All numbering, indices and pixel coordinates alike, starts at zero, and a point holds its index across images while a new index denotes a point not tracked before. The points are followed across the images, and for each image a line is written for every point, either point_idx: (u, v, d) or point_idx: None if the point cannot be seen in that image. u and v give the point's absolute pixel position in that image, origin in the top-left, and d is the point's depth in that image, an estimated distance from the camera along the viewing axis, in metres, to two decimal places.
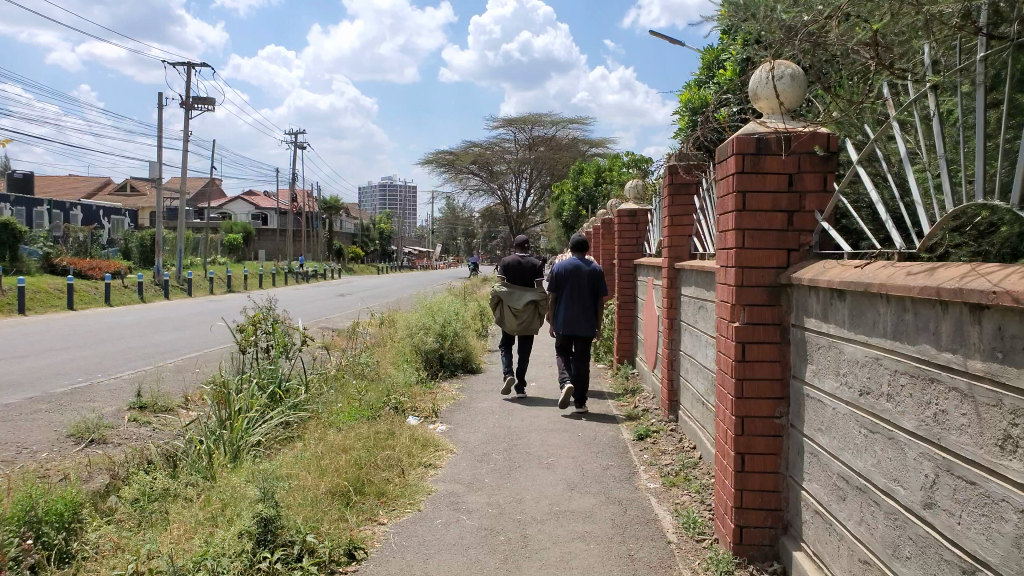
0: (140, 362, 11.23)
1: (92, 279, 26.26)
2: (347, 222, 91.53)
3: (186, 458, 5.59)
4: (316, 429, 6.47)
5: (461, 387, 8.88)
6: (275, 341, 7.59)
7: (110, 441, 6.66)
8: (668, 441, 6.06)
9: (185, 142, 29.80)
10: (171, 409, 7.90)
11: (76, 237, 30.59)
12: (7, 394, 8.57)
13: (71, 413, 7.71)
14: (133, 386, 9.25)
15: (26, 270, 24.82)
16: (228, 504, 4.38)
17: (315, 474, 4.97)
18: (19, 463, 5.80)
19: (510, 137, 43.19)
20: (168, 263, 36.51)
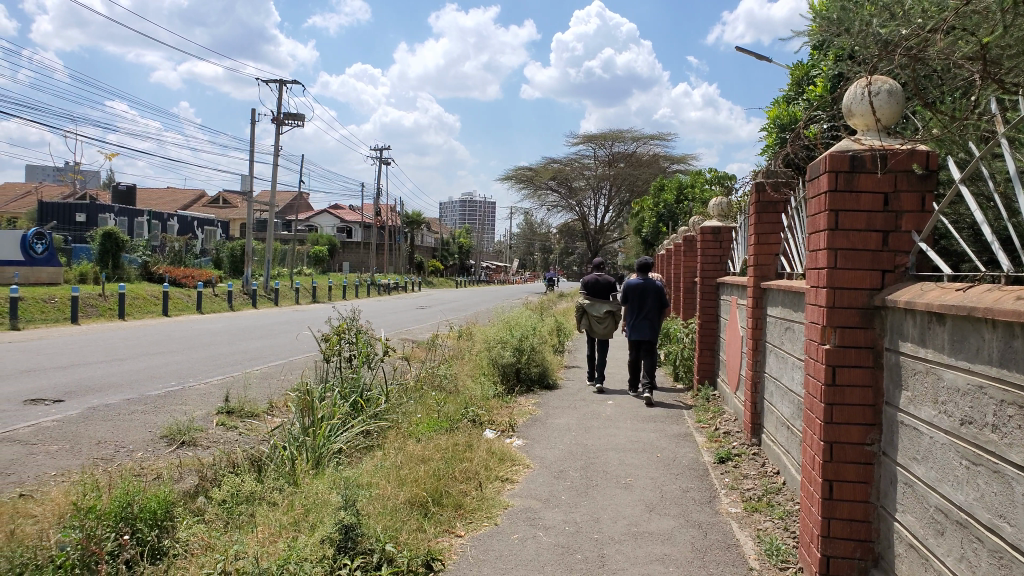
0: (229, 368, 11.69)
1: (186, 286, 27.61)
2: (428, 236, 93.23)
3: (272, 462, 5.79)
4: (396, 438, 6.57)
5: (538, 402, 8.87)
6: (358, 351, 7.76)
7: (199, 443, 6.94)
8: (750, 465, 5.89)
9: (275, 158, 31.04)
10: (257, 414, 8.19)
11: (173, 247, 32.17)
12: (106, 395, 9.08)
13: (165, 414, 8.10)
14: (222, 391, 9.63)
15: (127, 277, 26.29)
16: (310, 510, 4.49)
17: (394, 484, 5.06)
18: (117, 461, 6.12)
19: (589, 153, 43.13)
20: (257, 274, 38.05)
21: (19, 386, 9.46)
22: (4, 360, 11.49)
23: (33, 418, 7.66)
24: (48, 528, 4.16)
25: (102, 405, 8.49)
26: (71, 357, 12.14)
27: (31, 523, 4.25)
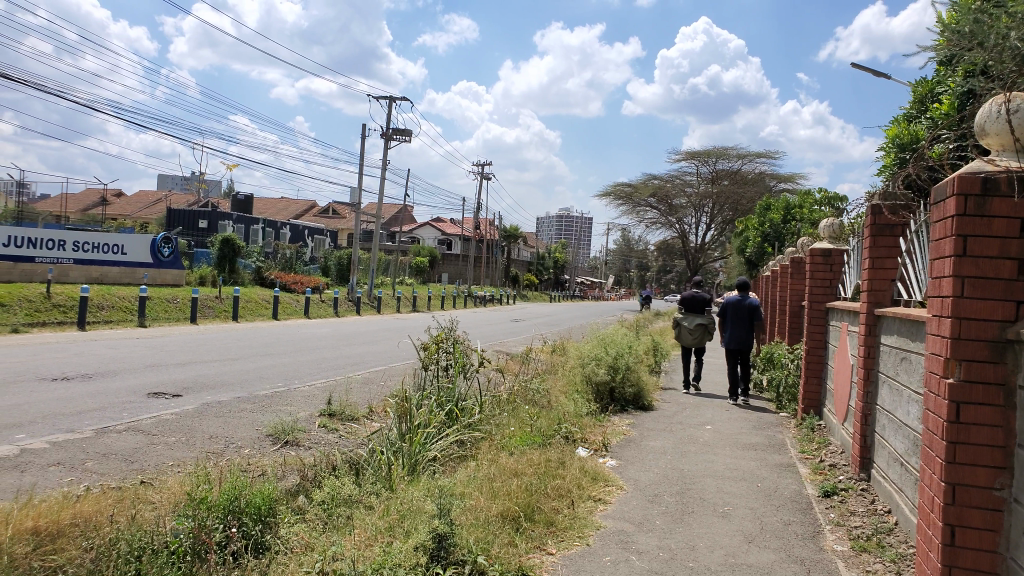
0: (333, 372, 12.10)
1: (295, 291, 28.86)
2: (524, 250, 93.90)
3: (370, 467, 5.93)
4: (489, 450, 6.60)
5: (633, 423, 8.71)
6: (454, 361, 7.85)
7: (302, 443, 7.20)
8: (858, 501, 5.58)
9: (382, 171, 32.10)
10: (356, 418, 8.41)
11: (284, 254, 33.69)
12: (219, 392, 9.56)
13: (271, 414, 8.46)
14: (324, 394, 9.97)
15: (242, 282, 27.73)
16: (405, 516, 4.55)
17: (487, 497, 5.08)
18: (226, 456, 6.42)
19: (692, 170, 42.33)
20: (360, 282, 39.34)
21: (142, 379, 10.10)
22: (130, 354, 12.31)
23: (155, 411, 8.16)
24: (164, 515, 4.39)
25: (215, 402, 8.95)
26: (189, 355, 12.88)
27: (149, 509, 4.51)
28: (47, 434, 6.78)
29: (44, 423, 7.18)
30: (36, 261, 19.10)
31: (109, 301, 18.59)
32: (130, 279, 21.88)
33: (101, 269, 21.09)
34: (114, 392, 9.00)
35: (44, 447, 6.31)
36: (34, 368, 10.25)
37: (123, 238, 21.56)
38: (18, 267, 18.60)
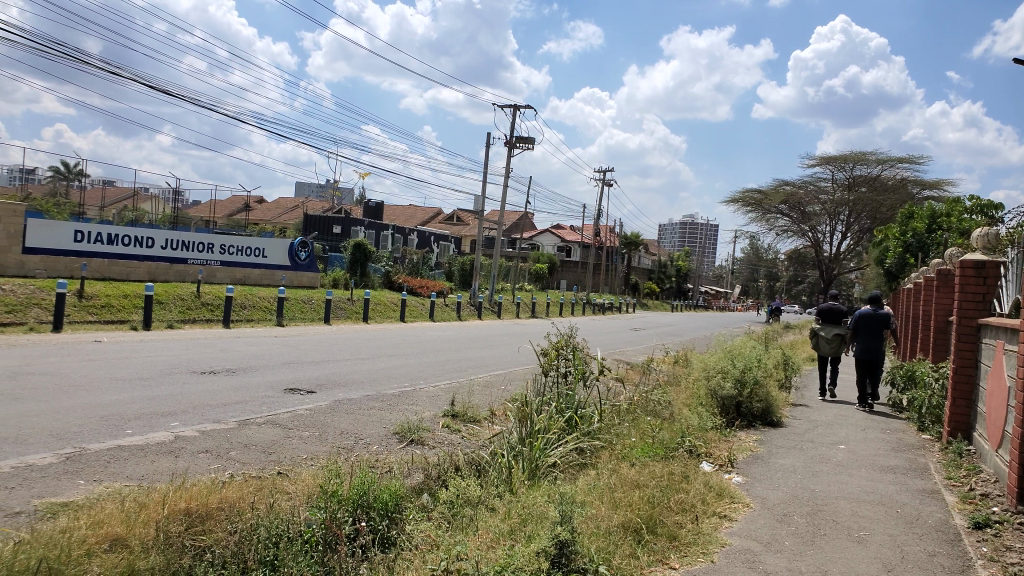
0: (456, 374, 12.37)
1: (421, 295, 29.75)
2: (646, 258, 92.49)
3: (491, 469, 6.00)
4: (610, 459, 6.54)
5: (760, 439, 8.38)
6: (574, 367, 7.80)
7: (427, 442, 7.41)
8: (1015, 536, 5.10)
9: (506, 178, 32.56)
10: (478, 420, 8.56)
11: (412, 259, 34.81)
12: (350, 390, 10.00)
13: (398, 412, 8.75)
14: (448, 396, 10.21)
15: (372, 285, 28.90)
16: (528, 520, 4.58)
17: (608, 506, 5.04)
18: (356, 452, 6.70)
19: (826, 175, 40.33)
20: (483, 287, 40.07)
21: (281, 375, 10.72)
22: (270, 352, 13.08)
23: (292, 405, 8.63)
24: (298, 505, 4.63)
25: (346, 399, 9.36)
26: (322, 354, 13.54)
27: (285, 499, 4.76)
28: (197, 423, 7.31)
29: (194, 413, 7.75)
30: (188, 262, 20.63)
31: (251, 302, 19.87)
32: (269, 281, 23.28)
33: (245, 270, 22.54)
34: (256, 387, 9.60)
35: (194, 434, 6.81)
36: (187, 361, 11.09)
37: (264, 242, 22.94)
38: (173, 267, 20.18)
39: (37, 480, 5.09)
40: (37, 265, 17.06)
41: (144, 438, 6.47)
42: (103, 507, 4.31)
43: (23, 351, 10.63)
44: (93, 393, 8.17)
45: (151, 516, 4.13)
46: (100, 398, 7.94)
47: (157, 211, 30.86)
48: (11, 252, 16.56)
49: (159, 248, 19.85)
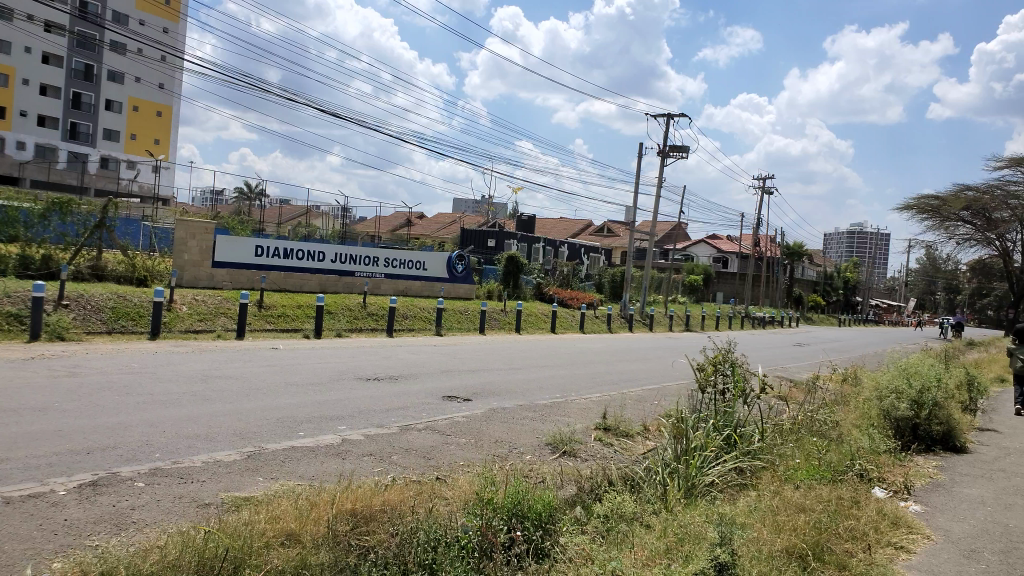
0: (609, 387, 12.26)
1: (572, 307, 29.82)
2: (810, 269, 87.57)
3: (646, 484, 5.87)
4: (772, 481, 6.20)
5: (941, 466, 7.65)
6: (733, 384, 7.40)
7: (579, 454, 7.39)
8: None
9: (659, 189, 32.03)
10: (631, 434, 8.42)
11: (563, 270, 35.04)
12: (504, 399, 10.18)
13: (551, 423, 8.80)
14: (601, 408, 10.14)
15: (524, 296, 29.43)
16: (684, 540, 4.44)
17: (770, 530, 4.78)
18: (510, 461, 6.79)
19: (1018, 178, 36.35)
20: (634, 299, 39.67)
21: (439, 383, 11.09)
22: (429, 360, 13.60)
23: (449, 413, 8.91)
24: (456, 511, 4.76)
25: (500, 408, 9.53)
26: (479, 363, 13.90)
27: (443, 504, 4.91)
28: (362, 426, 7.71)
29: (359, 417, 8.16)
30: (355, 275, 21.89)
31: (412, 312, 20.80)
32: (428, 292, 24.22)
33: (407, 282, 23.58)
34: (416, 394, 9.99)
35: (360, 438, 7.17)
36: (353, 368, 11.76)
37: (424, 255, 23.90)
38: (341, 280, 21.50)
39: (223, 475, 5.56)
40: (225, 278, 18.72)
41: (315, 440, 6.90)
42: (281, 504, 4.63)
43: (213, 356, 11.67)
44: (271, 396, 8.82)
45: (322, 515, 4.37)
46: (276, 401, 8.56)
47: (328, 227, 33.05)
48: (203, 266, 18.29)
49: (329, 262, 21.20)
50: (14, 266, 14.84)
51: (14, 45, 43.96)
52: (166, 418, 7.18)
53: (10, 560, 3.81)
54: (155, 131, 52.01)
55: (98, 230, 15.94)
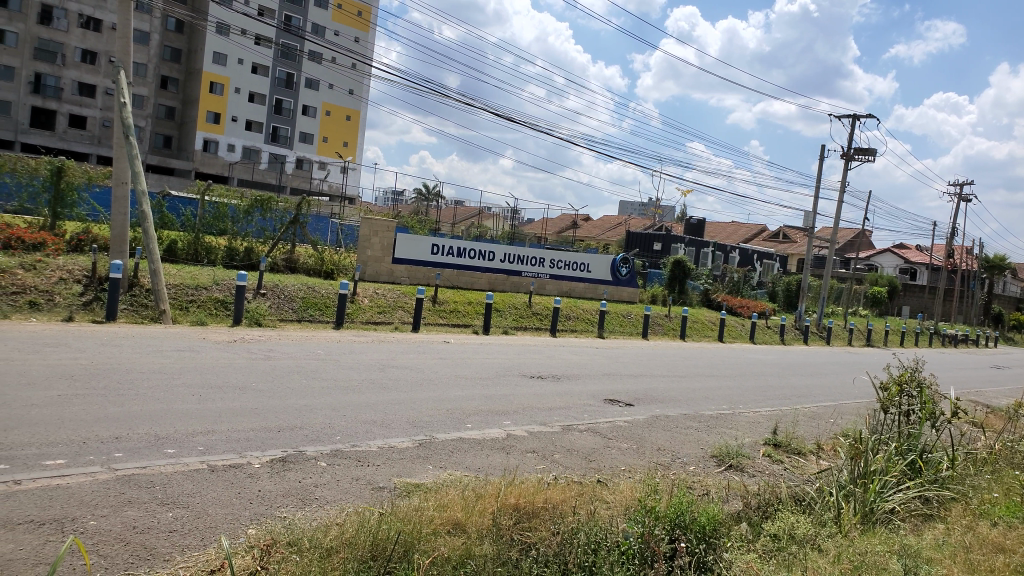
0: (779, 402, 11.60)
1: (742, 315, 28.60)
2: (1015, 285, 78.68)
3: (818, 506, 5.48)
4: (966, 516, 5.59)
5: None
6: (921, 406, 6.70)
7: (746, 469, 7.08)
8: None
9: (841, 193, 30.08)
10: (803, 453, 7.95)
11: (733, 277, 33.76)
12: (668, 406, 9.96)
13: (717, 435, 8.49)
14: (770, 424, 9.62)
15: (690, 302, 28.69)
16: (863, 569, 4.13)
17: (964, 568, 4.33)
18: (672, 470, 6.64)
19: None
20: (810, 309, 37.49)
21: (602, 386, 11.03)
22: (591, 362, 13.57)
23: (611, 416, 8.83)
24: (616, 516, 4.70)
25: (663, 415, 9.31)
26: (641, 368, 13.67)
27: (603, 507, 4.86)
28: (526, 423, 7.82)
29: (523, 414, 8.29)
30: (522, 275, 22.31)
31: (575, 313, 20.92)
32: (593, 295, 24.18)
33: (572, 284, 23.70)
34: (578, 395, 9.99)
35: (524, 434, 7.28)
36: (518, 365, 11.99)
37: (589, 257, 23.91)
38: (508, 279, 21.97)
39: (396, 461, 5.84)
40: (402, 274, 19.71)
41: (481, 433, 7.08)
42: (448, 493, 4.79)
43: (389, 347, 12.35)
44: (441, 388, 9.18)
45: (487, 507, 4.48)
46: (445, 393, 8.88)
47: (497, 228, 33.93)
48: (383, 262, 19.40)
49: (498, 262, 21.73)
50: (222, 256, 16.51)
51: (230, 58, 48.87)
52: (346, 403, 7.67)
53: (214, 522, 4.22)
54: (345, 135, 55.28)
55: (293, 226, 17.40)
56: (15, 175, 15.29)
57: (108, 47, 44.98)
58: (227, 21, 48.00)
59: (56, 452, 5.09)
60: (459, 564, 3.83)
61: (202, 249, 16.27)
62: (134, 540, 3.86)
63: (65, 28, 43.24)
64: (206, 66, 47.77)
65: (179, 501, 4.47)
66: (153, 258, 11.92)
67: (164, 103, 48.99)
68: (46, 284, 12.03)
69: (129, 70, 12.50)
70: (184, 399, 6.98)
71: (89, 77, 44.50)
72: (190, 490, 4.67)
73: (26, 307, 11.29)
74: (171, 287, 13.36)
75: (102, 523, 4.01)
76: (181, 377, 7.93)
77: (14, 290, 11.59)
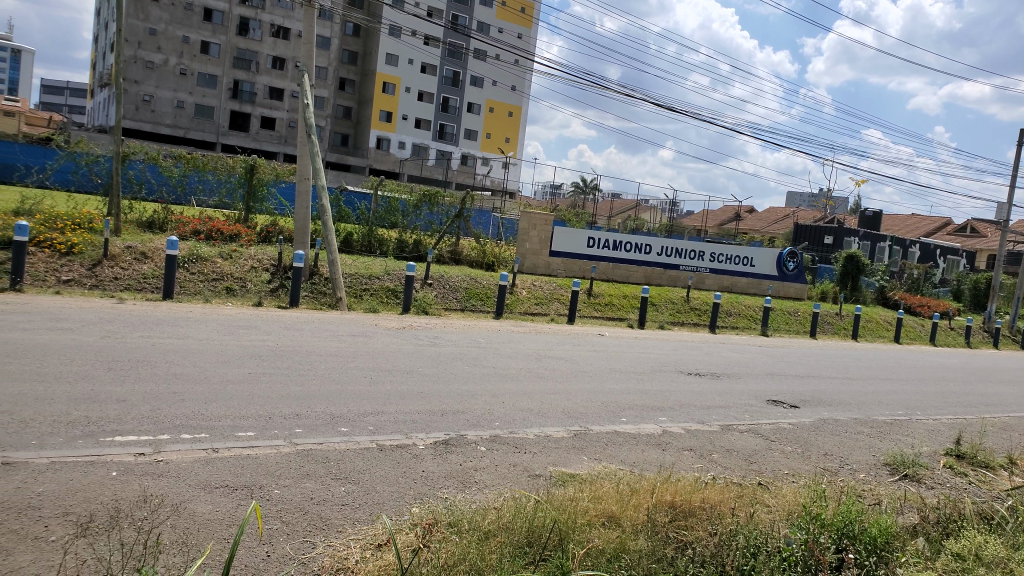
0: (965, 410, 10.59)
1: (922, 315, 26.38)
2: None
3: (1009, 527, 4.94)
4: None
5: None
6: None
7: (924, 481, 6.54)
8: None
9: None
10: (993, 467, 7.20)
11: (913, 274, 31.22)
12: (837, 409, 9.39)
13: (892, 442, 7.90)
14: (953, 433, 8.81)
15: (863, 300, 26.86)
16: None
17: None
18: (840, 476, 6.25)
19: None
20: (1003, 310, 33.94)
21: (763, 385, 10.58)
22: (752, 360, 13.05)
23: (774, 417, 8.46)
24: (778, 520, 4.51)
25: (831, 419, 8.79)
26: (807, 368, 12.98)
27: (765, 511, 4.68)
28: (683, 420, 7.67)
29: (681, 410, 8.13)
30: (680, 268, 21.82)
31: (737, 309, 20.22)
32: (756, 290, 23.21)
33: (733, 278, 22.86)
34: (738, 394, 9.65)
35: (681, 431, 7.14)
36: (676, 361, 11.73)
37: (753, 250, 22.92)
38: (666, 273, 21.57)
39: (552, 450, 5.92)
40: (559, 266, 19.88)
41: (636, 428, 7.02)
42: (603, 484, 4.81)
43: (546, 338, 12.52)
44: (596, 380, 9.20)
45: (642, 503, 4.45)
46: (601, 385, 8.90)
47: (655, 221, 33.38)
48: (540, 254, 19.67)
49: (656, 254, 21.37)
50: (393, 248, 17.45)
51: (401, 58, 51.28)
52: (505, 390, 7.88)
53: (380, 499, 4.48)
54: (507, 130, 56.43)
55: (457, 220, 18.08)
56: (216, 174, 16.86)
57: (294, 53, 48.34)
58: (399, 23, 50.36)
59: (247, 425, 5.60)
60: (613, 557, 3.83)
61: (375, 241, 17.32)
62: (311, 510, 4.18)
63: (258, 37, 47.10)
64: (379, 68, 50.41)
65: (351, 476, 4.79)
66: (330, 248, 12.79)
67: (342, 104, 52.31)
68: (239, 271, 13.24)
69: (312, 73, 13.42)
70: (356, 381, 7.46)
71: (278, 81, 47.96)
72: (361, 467, 4.99)
73: (222, 292, 12.47)
74: (347, 276, 14.28)
75: (284, 492, 4.37)
76: (354, 360, 8.48)
77: (213, 277, 12.83)
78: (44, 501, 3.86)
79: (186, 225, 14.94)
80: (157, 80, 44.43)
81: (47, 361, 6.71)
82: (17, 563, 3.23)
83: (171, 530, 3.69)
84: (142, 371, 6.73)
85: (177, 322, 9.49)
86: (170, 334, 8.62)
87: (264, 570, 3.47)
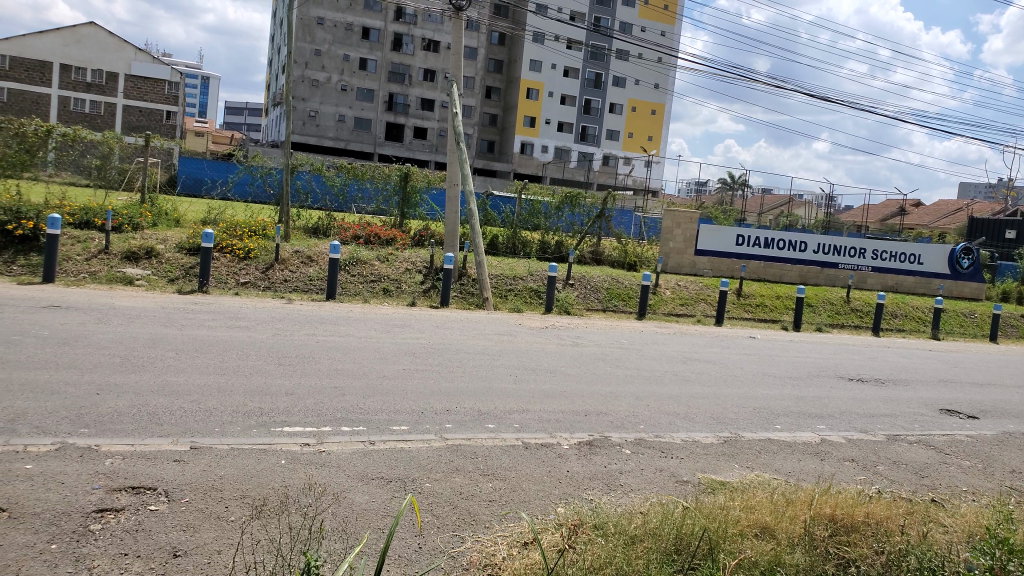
0: None
1: None
2: None
3: None
4: None
5: None
6: None
7: None
8: None
9: None
10: None
11: None
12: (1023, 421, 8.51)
13: None
14: None
15: None
16: None
17: None
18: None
19: None
20: None
21: (935, 393, 9.76)
22: (922, 366, 12.08)
23: (948, 429, 7.78)
24: (957, 543, 4.14)
25: (1017, 432, 7.96)
26: (987, 376, 11.85)
27: (941, 532, 4.32)
28: (843, 429, 7.22)
29: (841, 418, 7.66)
30: (839, 267, 20.56)
31: (903, 310, 18.82)
32: (927, 290, 21.46)
33: (899, 277, 21.27)
34: (906, 401, 8.97)
35: (841, 441, 6.73)
36: (835, 366, 11.06)
37: (922, 247, 21.22)
38: (824, 272, 20.40)
39: (701, 456, 5.77)
40: (706, 265, 19.32)
41: (792, 436, 6.69)
42: (756, 494, 4.62)
43: (693, 340, 12.22)
44: (746, 385, 8.86)
45: (798, 514, 4.22)
46: (753, 390, 8.54)
47: (811, 217, 31.68)
48: (686, 254, 19.21)
49: (812, 253, 20.28)
50: (536, 249, 17.68)
51: (545, 63, 51.75)
52: (650, 393, 7.75)
53: (527, 497, 4.55)
54: (652, 129, 55.54)
55: (600, 220, 17.98)
56: (374, 182, 17.70)
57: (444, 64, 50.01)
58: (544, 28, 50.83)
59: (401, 419, 5.86)
60: (768, 570, 3.67)
61: (519, 243, 17.61)
62: (461, 505, 4.31)
63: (410, 51, 49.13)
64: (524, 73, 51.15)
65: (498, 473, 4.89)
66: (477, 250, 13.13)
67: (489, 110, 53.53)
68: (395, 273, 13.87)
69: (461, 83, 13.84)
70: (502, 378, 7.61)
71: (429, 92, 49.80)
72: (508, 464, 5.09)
73: (380, 293, 13.13)
74: (494, 277, 14.62)
75: (436, 486, 4.53)
76: (500, 358, 8.66)
77: (371, 279, 13.52)
78: (225, 483, 4.22)
79: (347, 230, 15.85)
80: (321, 96, 47.42)
81: (226, 356, 7.32)
82: (203, 539, 3.55)
83: (333, 517, 3.92)
84: (308, 367, 7.20)
85: (339, 321, 10.09)
86: (332, 332, 9.17)
87: (415, 561, 3.61)
